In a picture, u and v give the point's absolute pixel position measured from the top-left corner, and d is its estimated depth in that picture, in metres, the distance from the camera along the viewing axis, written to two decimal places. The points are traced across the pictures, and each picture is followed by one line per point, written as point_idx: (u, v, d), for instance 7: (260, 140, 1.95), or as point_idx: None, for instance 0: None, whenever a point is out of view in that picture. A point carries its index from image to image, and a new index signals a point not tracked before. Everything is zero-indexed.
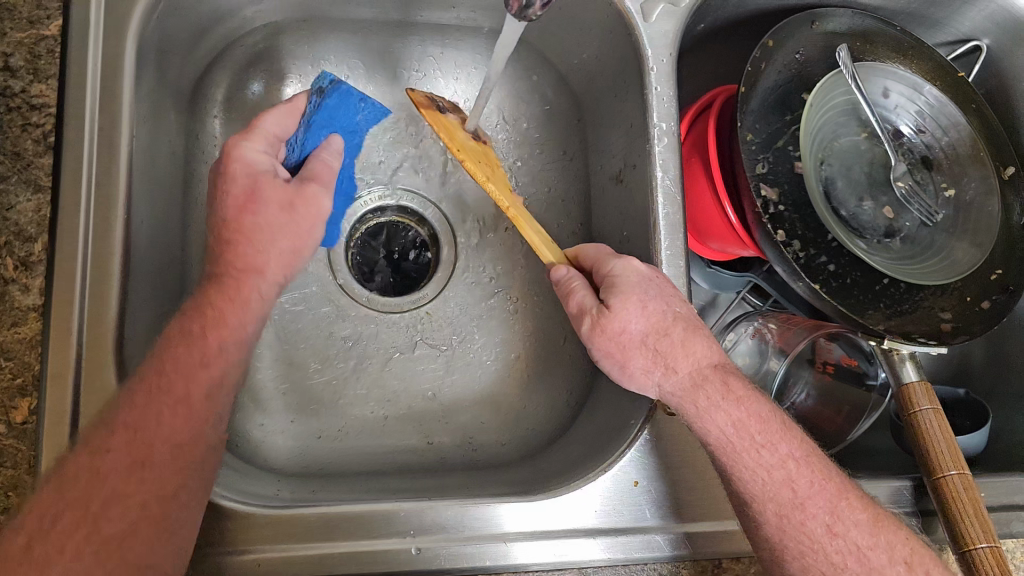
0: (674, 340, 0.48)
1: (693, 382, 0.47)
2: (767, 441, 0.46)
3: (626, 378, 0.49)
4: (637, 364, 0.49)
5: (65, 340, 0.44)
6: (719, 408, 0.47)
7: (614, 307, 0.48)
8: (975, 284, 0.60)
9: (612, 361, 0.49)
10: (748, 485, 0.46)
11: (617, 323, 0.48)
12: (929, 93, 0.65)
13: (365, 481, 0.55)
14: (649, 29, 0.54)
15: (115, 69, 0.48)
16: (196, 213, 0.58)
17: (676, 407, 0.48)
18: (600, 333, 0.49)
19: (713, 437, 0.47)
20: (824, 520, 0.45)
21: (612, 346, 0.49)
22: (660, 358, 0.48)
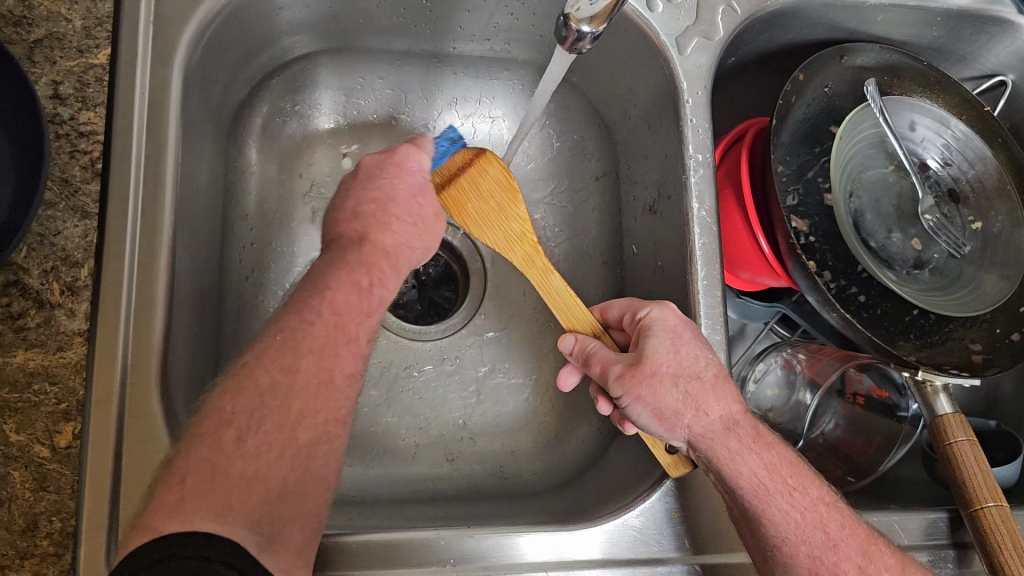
0: (707, 386, 0.47)
1: (726, 426, 0.46)
2: (796, 484, 0.46)
3: (659, 422, 0.47)
4: (666, 401, 0.46)
5: (111, 364, 0.45)
6: (750, 450, 0.46)
7: (649, 347, 0.47)
8: (1005, 316, 0.60)
9: (642, 404, 0.47)
10: (778, 529, 0.45)
11: (651, 365, 0.47)
12: (955, 127, 0.66)
13: (397, 510, 0.54)
14: (684, 63, 0.55)
15: (161, 98, 0.49)
16: (233, 240, 0.58)
17: (708, 454, 0.46)
18: (631, 377, 0.47)
19: (747, 481, 0.45)
20: (859, 557, 0.45)
21: (643, 390, 0.47)
22: (691, 402, 0.46)
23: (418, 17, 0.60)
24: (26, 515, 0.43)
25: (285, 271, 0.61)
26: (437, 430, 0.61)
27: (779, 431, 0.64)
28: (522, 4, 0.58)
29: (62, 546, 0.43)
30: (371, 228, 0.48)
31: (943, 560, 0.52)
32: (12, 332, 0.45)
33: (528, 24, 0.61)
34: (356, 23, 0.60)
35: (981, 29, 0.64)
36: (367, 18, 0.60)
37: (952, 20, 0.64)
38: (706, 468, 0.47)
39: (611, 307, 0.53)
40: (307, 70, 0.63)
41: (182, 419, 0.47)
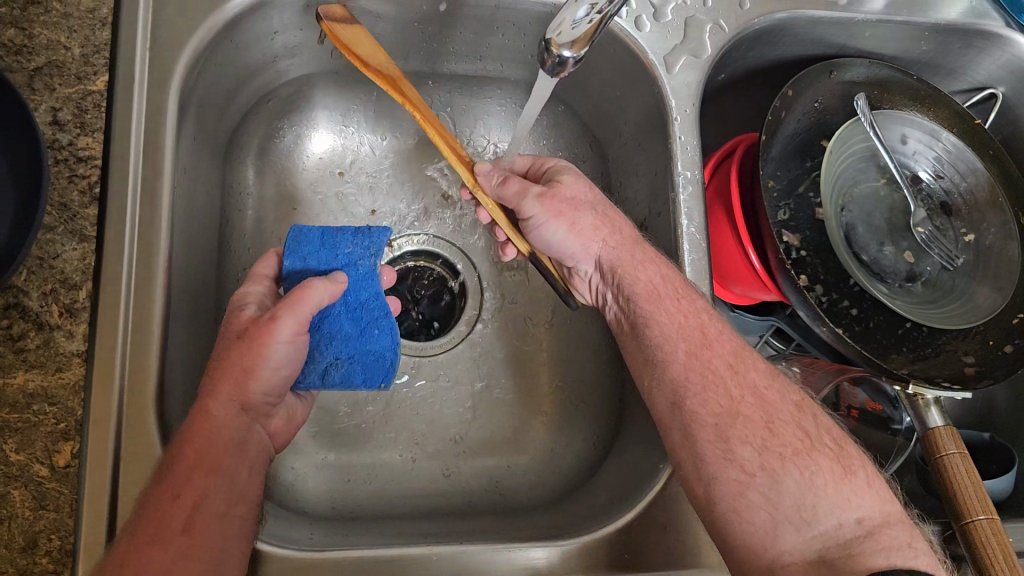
0: (611, 213, 0.56)
1: (630, 242, 0.54)
2: (686, 293, 0.51)
3: (574, 234, 0.54)
4: (585, 224, 0.55)
5: (109, 385, 0.46)
6: (670, 297, 0.51)
7: (563, 182, 0.55)
8: (997, 329, 0.60)
9: (557, 218, 0.53)
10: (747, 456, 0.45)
11: (566, 192, 0.54)
12: (947, 140, 0.66)
13: (391, 525, 0.55)
14: (673, 81, 0.56)
15: (157, 125, 0.50)
16: (229, 261, 0.59)
17: (613, 261, 0.54)
18: (552, 197, 0.53)
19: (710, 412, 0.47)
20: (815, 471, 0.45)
21: (562, 207, 0.54)
22: (606, 223, 0.55)
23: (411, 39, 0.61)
24: (26, 533, 0.42)
25: None
26: (432, 446, 0.62)
27: None
28: (512, 25, 0.59)
29: (60, 565, 0.42)
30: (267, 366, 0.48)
31: None
32: (12, 353, 0.44)
33: (520, 44, 0.62)
34: None
35: (970, 43, 0.65)
36: None
37: (941, 34, 0.64)
38: (614, 284, 0.55)
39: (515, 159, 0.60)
40: (302, 91, 0.64)
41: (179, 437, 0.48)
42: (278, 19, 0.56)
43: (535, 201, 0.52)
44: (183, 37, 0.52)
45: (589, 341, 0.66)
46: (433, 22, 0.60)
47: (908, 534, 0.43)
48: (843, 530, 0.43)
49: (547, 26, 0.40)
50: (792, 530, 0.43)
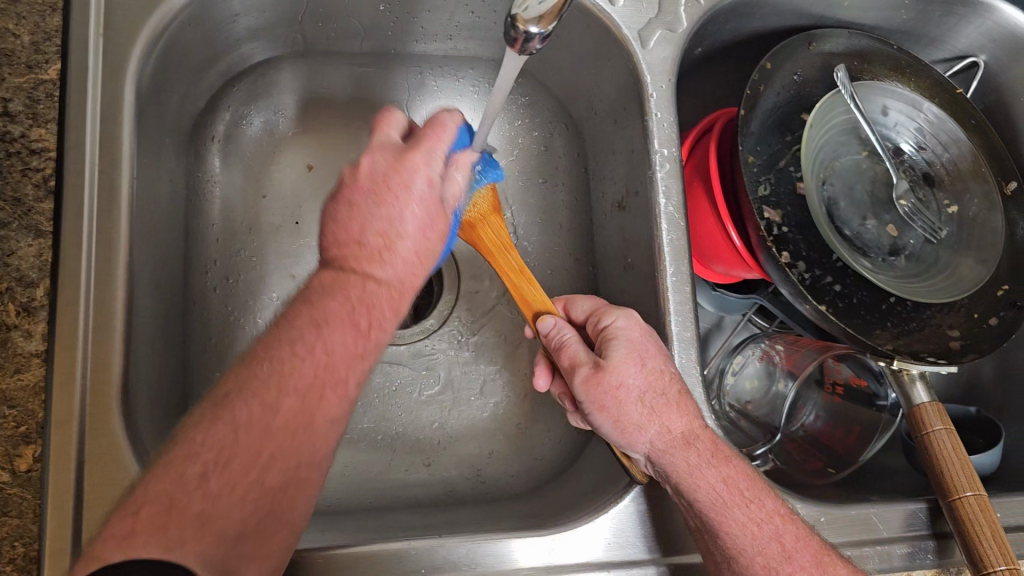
0: (669, 400, 0.47)
1: (685, 441, 0.46)
2: (754, 496, 0.45)
3: (620, 434, 0.47)
4: (631, 419, 0.47)
5: (70, 385, 0.44)
6: (709, 466, 0.46)
7: (613, 360, 0.47)
8: (982, 301, 0.60)
9: (605, 414, 0.47)
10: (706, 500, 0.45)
11: (615, 376, 0.47)
12: (929, 110, 0.65)
13: (372, 519, 0.54)
14: (648, 56, 0.55)
15: (115, 112, 0.48)
16: (197, 252, 0.58)
17: (665, 466, 0.46)
18: (596, 385, 0.47)
19: (704, 494, 0.45)
20: (771, 526, 0.44)
21: (607, 400, 0.47)
22: (657, 416, 0.46)
23: (380, 18, 0.59)
24: None
25: (256, 279, 0.60)
26: (412, 435, 0.61)
27: (756, 424, 0.63)
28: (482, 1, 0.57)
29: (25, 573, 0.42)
30: (365, 225, 0.44)
31: (923, 552, 0.52)
32: None
33: (491, 21, 0.60)
34: (317, 26, 0.59)
35: (949, 11, 0.64)
36: (327, 21, 0.59)
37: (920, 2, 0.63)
38: (665, 483, 0.47)
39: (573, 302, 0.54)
40: (269, 74, 0.62)
41: (145, 437, 0.46)
42: None
43: (578, 385, 0.48)
44: (139, 19, 0.49)
45: None
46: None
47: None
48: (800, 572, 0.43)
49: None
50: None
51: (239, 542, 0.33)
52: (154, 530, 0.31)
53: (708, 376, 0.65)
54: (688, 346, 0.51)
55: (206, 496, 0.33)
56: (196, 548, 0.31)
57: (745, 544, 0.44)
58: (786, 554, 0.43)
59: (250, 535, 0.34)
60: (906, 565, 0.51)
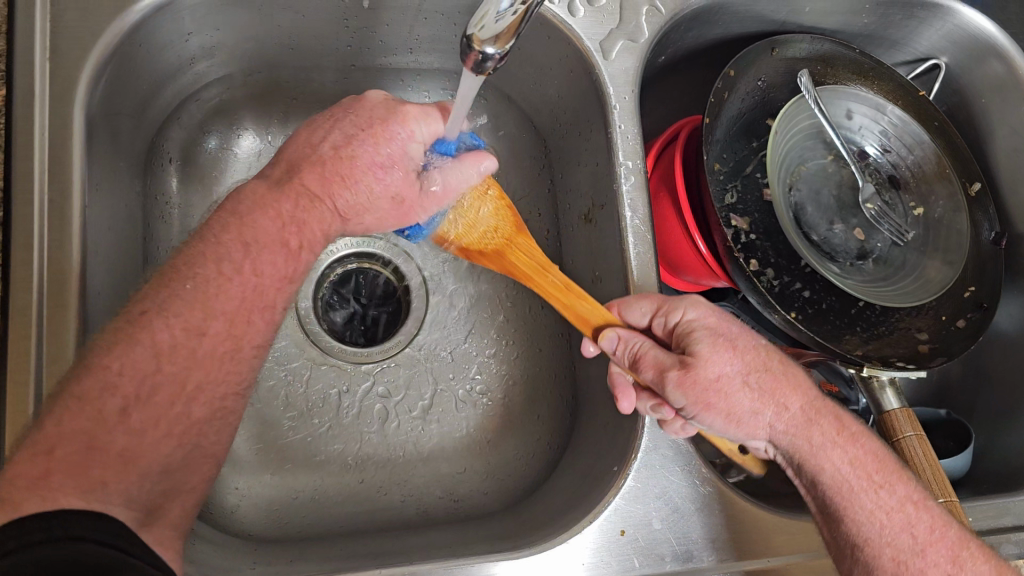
0: (772, 376, 0.44)
1: (804, 418, 0.45)
2: (882, 479, 0.45)
3: (733, 426, 0.44)
4: (742, 409, 0.43)
5: (22, 425, 0.42)
6: (834, 444, 0.45)
7: (703, 356, 0.43)
8: (949, 304, 0.60)
9: (712, 411, 0.43)
10: (836, 489, 0.45)
11: (711, 370, 0.43)
12: (892, 113, 0.65)
13: (341, 543, 0.53)
14: (610, 67, 0.54)
15: (63, 138, 0.46)
16: (155, 277, 0.56)
17: (791, 443, 0.45)
18: (692, 386, 0.42)
19: (830, 477, 0.45)
20: (906, 521, 0.44)
21: (711, 396, 0.42)
22: (767, 398, 0.44)
23: (336, 33, 0.58)
24: None
25: None
26: (383, 454, 0.60)
27: None
28: (441, 14, 0.57)
29: None
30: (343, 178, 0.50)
31: None
32: None
33: (451, 34, 0.59)
34: (272, 42, 0.58)
35: (911, 15, 0.64)
36: (283, 37, 0.58)
37: (882, 6, 0.63)
38: (788, 463, 0.46)
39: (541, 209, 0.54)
40: (226, 92, 0.61)
41: None
42: (191, 19, 0.52)
43: (675, 391, 0.43)
44: (89, 42, 0.48)
45: (540, 339, 0.64)
46: (358, 15, 0.57)
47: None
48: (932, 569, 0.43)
49: (470, 19, 0.38)
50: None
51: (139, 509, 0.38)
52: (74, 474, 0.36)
53: None
54: None
55: (131, 434, 0.39)
56: (118, 490, 0.37)
57: (870, 535, 0.44)
58: (918, 547, 0.43)
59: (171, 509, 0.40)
60: None
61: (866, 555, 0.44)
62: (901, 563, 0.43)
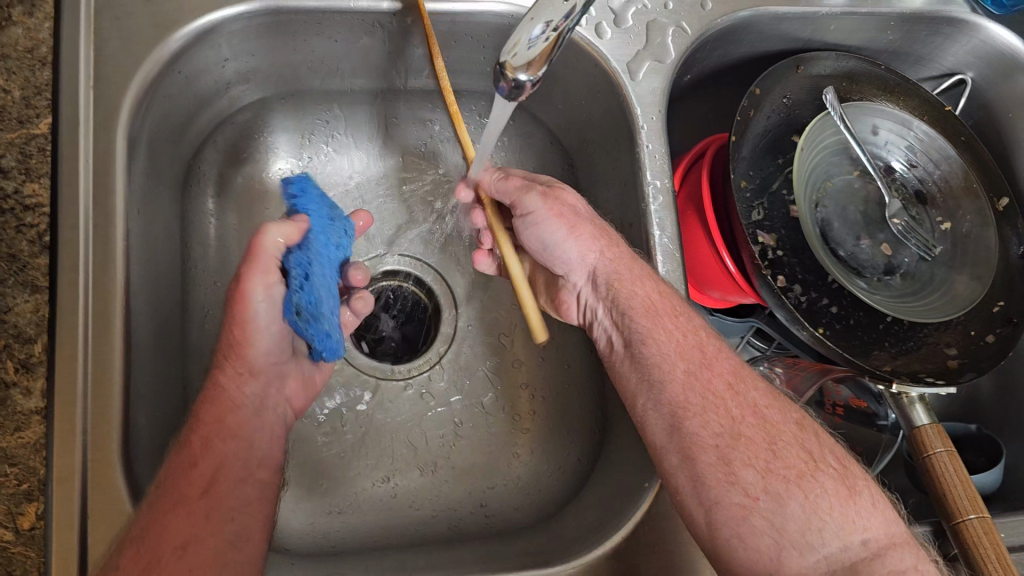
0: (614, 235, 0.53)
1: (628, 258, 0.52)
2: (706, 349, 0.49)
3: (568, 241, 0.52)
4: (582, 234, 0.52)
5: (71, 444, 0.44)
6: (669, 332, 0.50)
7: (565, 192, 0.53)
8: (979, 318, 0.60)
9: (556, 215, 0.52)
10: (657, 346, 0.49)
11: (569, 200, 0.53)
12: (918, 128, 0.65)
13: (375, 558, 0.53)
14: (637, 88, 0.55)
15: (108, 164, 0.48)
16: (193, 296, 0.58)
17: (608, 275, 0.52)
18: (553, 199, 0.52)
19: (660, 351, 0.49)
20: (755, 418, 0.46)
21: (563, 211, 0.52)
22: (604, 238, 0.53)
23: (368, 57, 0.60)
24: None
25: None
26: (415, 471, 0.61)
27: None
28: (471, 38, 0.58)
29: None
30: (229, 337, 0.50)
31: None
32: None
33: (481, 57, 0.60)
34: (306, 67, 0.60)
35: (936, 30, 0.64)
36: (316, 62, 0.59)
37: (908, 22, 0.63)
38: (610, 319, 0.53)
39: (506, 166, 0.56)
40: (261, 115, 0.62)
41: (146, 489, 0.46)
42: (228, 45, 0.54)
43: (536, 196, 0.52)
44: (131, 70, 0.49)
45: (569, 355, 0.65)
46: (388, 40, 0.58)
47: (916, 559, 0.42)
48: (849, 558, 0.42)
49: (502, 47, 0.39)
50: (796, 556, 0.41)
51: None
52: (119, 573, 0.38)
53: None
54: None
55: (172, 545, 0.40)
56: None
57: (689, 401, 0.47)
58: (725, 410, 0.46)
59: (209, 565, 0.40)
60: None
61: (688, 424, 0.46)
62: (708, 425, 0.46)
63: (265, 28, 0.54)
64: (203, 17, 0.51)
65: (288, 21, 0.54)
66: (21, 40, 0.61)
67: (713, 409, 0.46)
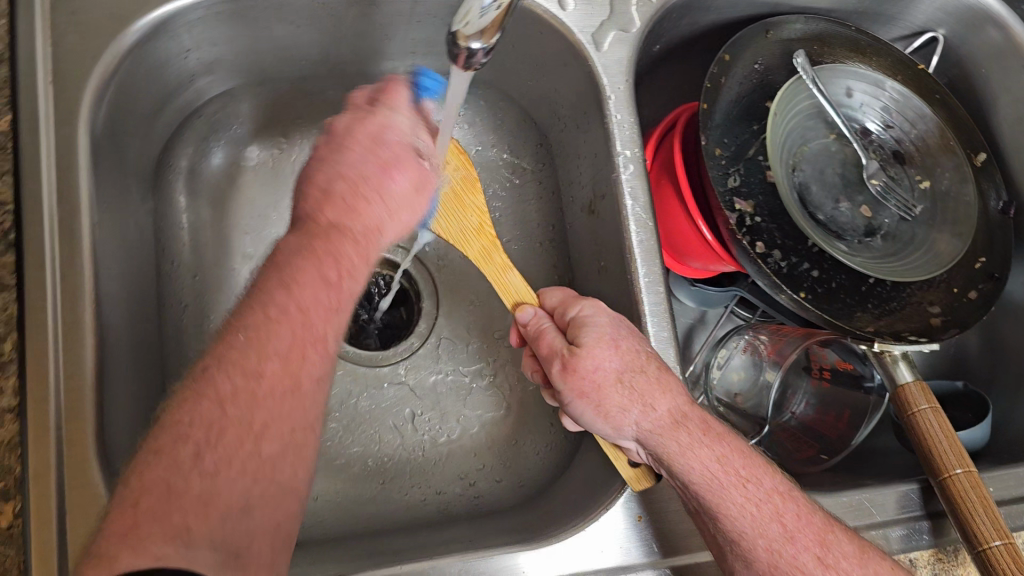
0: (649, 378, 0.47)
1: (673, 420, 0.46)
2: (750, 475, 0.46)
3: (604, 419, 0.47)
4: (613, 404, 0.47)
5: (45, 439, 0.43)
6: (702, 444, 0.46)
7: (586, 348, 0.48)
8: (960, 275, 0.60)
9: (586, 401, 0.48)
10: (693, 474, 0.45)
11: (590, 361, 0.47)
12: (892, 88, 0.65)
13: (365, 543, 0.53)
14: (603, 58, 0.54)
15: (70, 159, 0.47)
16: (169, 292, 0.58)
17: (658, 448, 0.46)
18: (574, 372, 0.48)
19: (698, 476, 0.45)
20: (817, 548, 0.44)
21: (586, 385, 0.47)
22: (636, 398, 0.47)
23: (334, 41, 0.59)
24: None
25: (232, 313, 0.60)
26: (403, 456, 0.60)
27: (745, 417, 0.62)
28: (434, 16, 0.57)
29: None
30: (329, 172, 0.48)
31: (917, 533, 0.52)
32: None
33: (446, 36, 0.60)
34: (273, 54, 0.59)
35: None
36: (281, 49, 0.59)
37: None
38: (660, 466, 0.47)
39: (544, 293, 0.54)
40: (230, 107, 0.62)
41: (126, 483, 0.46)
42: (190, 35, 0.53)
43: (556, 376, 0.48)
44: (89, 64, 0.49)
45: None
46: (353, 23, 0.57)
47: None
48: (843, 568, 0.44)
49: (454, 16, 0.38)
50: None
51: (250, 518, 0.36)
52: (153, 519, 0.33)
53: (694, 371, 0.65)
54: (667, 345, 0.50)
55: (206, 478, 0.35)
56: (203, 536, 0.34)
57: (742, 528, 0.44)
58: (787, 534, 0.44)
59: (267, 476, 0.38)
60: (901, 548, 0.51)
61: (740, 547, 0.45)
62: (773, 553, 0.44)
63: (226, 16, 0.53)
64: (162, 8, 0.50)
65: (248, 7, 0.53)
66: None
67: (761, 536, 0.44)
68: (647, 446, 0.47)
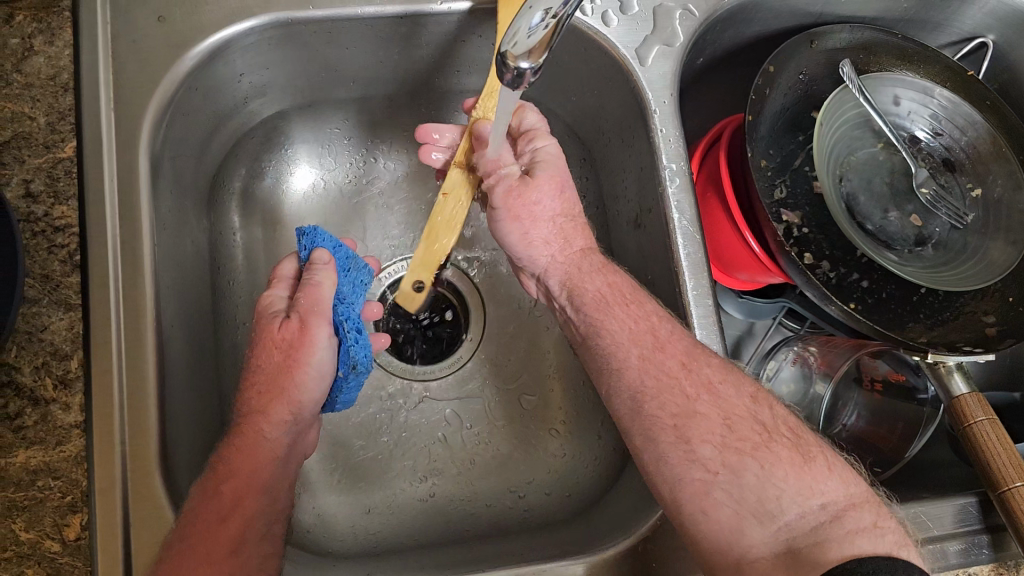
0: (575, 226, 0.55)
1: (591, 263, 0.54)
2: (658, 316, 0.50)
3: (523, 241, 0.54)
4: (539, 233, 0.54)
5: (110, 454, 0.45)
6: (627, 314, 0.51)
7: (536, 178, 0.53)
8: (1017, 284, 0.58)
9: (516, 219, 0.53)
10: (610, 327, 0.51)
11: (534, 193, 0.53)
12: (941, 96, 0.64)
13: (418, 556, 0.54)
14: (647, 73, 0.55)
15: (131, 184, 0.49)
16: (224, 310, 0.59)
17: (563, 275, 0.54)
18: (515, 196, 0.53)
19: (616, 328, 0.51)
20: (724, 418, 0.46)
21: (521, 211, 0.53)
22: (557, 237, 0.54)
23: (381, 62, 0.60)
24: None
25: None
26: (452, 470, 0.61)
27: None
28: (478, 36, 0.58)
29: None
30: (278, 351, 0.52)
31: (977, 547, 0.51)
32: (12, 433, 0.48)
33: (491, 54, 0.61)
34: (321, 76, 0.61)
35: None
36: (330, 71, 0.60)
37: None
38: (562, 296, 0.54)
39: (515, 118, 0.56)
40: (280, 129, 0.64)
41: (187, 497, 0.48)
42: (242, 60, 0.55)
43: (497, 193, 0.53)
44: (148, 91, 0.51)
45: None
46: (400, 46, 0.59)
47: (875, 517, 0.42)
48: (808, 520, 0.42)
49: (504, 37, 0.39)
50: (757, 525, 0.42)
51: (223, 522, 0.45)
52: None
53: None
54: (716, 358, 0.51)
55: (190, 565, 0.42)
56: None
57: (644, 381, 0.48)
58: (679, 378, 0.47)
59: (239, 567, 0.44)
60: (961, 563, 0.50)
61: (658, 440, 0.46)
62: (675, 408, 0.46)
63: (277, 40, 0.55)
64: (216, 33, 0.52)
65: (298, 32, 0.55)
66: (44, 68, 0.52)
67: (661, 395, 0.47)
68: (553, 275, 0.55)
